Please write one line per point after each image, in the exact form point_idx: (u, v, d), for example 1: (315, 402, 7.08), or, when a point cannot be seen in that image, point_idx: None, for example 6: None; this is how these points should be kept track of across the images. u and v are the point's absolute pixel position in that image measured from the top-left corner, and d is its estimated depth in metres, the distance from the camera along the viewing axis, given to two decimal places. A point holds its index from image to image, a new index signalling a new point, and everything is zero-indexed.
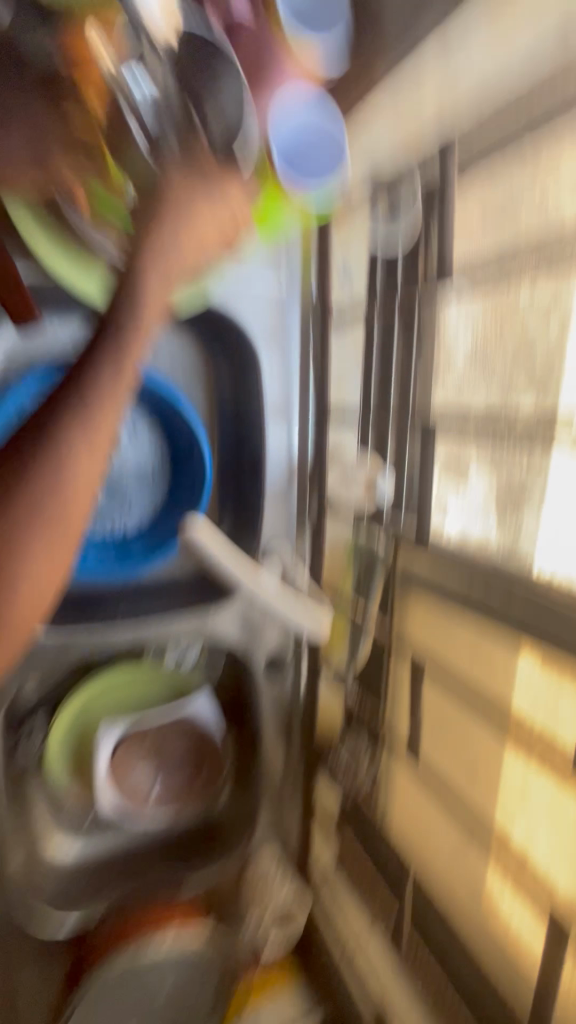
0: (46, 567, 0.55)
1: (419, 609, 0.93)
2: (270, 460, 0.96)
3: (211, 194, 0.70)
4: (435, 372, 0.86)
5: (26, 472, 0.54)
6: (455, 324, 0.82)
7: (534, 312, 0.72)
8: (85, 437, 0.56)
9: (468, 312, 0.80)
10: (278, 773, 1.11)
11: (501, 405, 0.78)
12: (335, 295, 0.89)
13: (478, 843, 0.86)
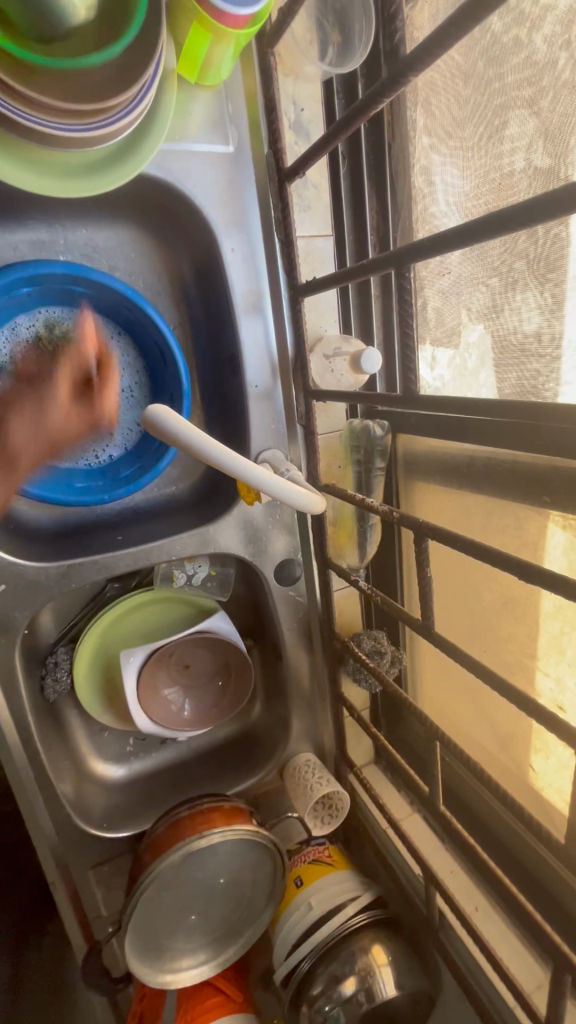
0: None
1: (426, 493, 0.88)
2: (248, 358, 0.85)
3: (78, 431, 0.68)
4: (416, 223, 0.77)
5: None
6: (431, 166, 0.72)
7: (520, 122, 0.60)
8: None
9: (444, 153, 0.70)
10: (306, 682, 1.10)
11: (498, 250, 0.71)
12: (290, 149, 0.77)
13: (510, 724, 0.84)
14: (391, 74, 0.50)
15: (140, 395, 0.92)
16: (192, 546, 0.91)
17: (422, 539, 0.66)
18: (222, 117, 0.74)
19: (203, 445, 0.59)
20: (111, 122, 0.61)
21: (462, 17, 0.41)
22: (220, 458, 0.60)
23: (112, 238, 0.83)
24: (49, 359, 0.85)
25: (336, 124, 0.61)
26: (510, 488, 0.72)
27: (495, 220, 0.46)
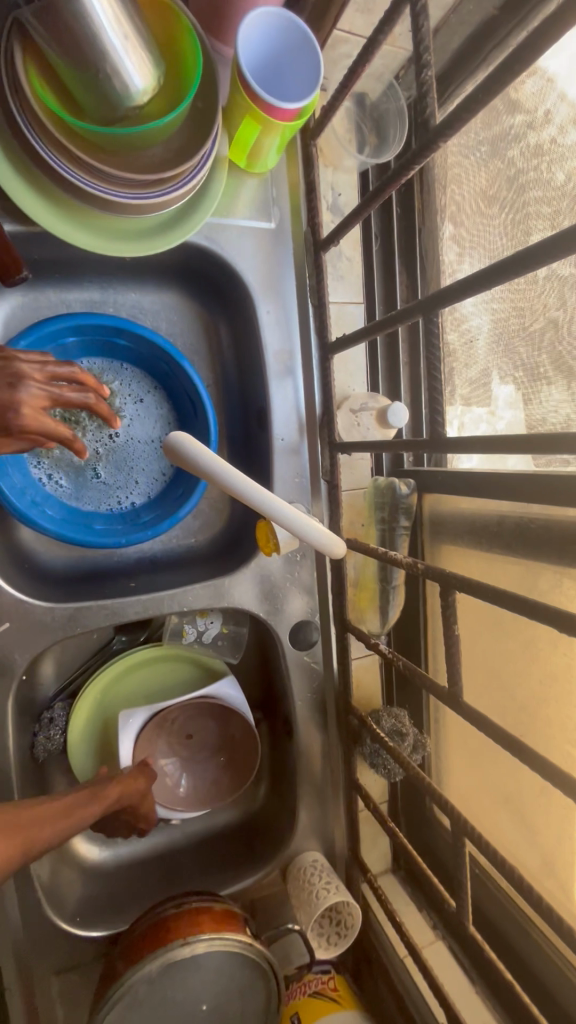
0: None
1: (453, 552, 0.84)
2: (276, 412, 0.86)
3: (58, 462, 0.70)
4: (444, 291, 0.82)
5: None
6: (461, 248, 0.79)
7: (549, 203, 0.66)
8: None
9: (474, 233, 0.77)
10: (317, 764, 0.99)
11: (525, 315, 0.73)
12: (327, 224, 0.83)
13: (555, 825, 0.72)
14: (420, 150, 0.53)
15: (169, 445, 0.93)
16: (205, 598, 0.87)
17: (450, 593, 0.61)
18: (266, 200, 0.82)
19: (219, 470, 0.57)
20: (166, 191, 0.67)
21: (493, 78, 0.45)
22: (235, 484, 0.58)
23: (159, 301, 0.90)
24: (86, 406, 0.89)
25: (369, 193, 0.65)
26: (543, 545, 0.68)
27: (520, 264, 0.47)
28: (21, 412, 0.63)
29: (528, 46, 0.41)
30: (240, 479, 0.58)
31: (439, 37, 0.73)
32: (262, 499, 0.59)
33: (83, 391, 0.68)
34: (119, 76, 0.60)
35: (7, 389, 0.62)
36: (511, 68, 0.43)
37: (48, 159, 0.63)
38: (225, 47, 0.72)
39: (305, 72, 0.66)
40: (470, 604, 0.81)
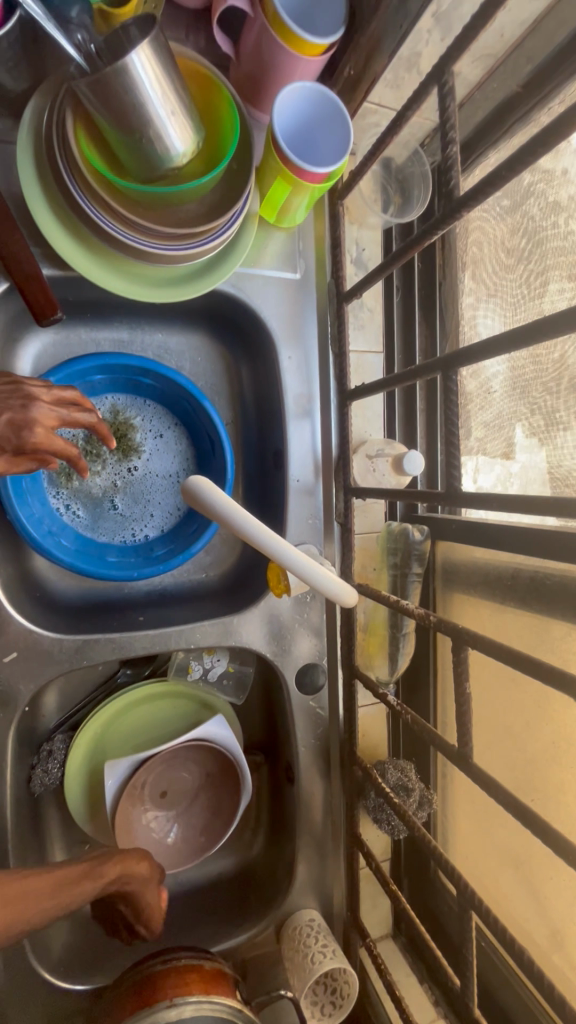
0: None
1: (465, 603, 0.82)
2: (293, 455, 0.88)
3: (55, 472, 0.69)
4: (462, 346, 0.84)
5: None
6: (478, 303, 0.81)
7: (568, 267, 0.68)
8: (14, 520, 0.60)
9: (494, 291, 0.79)
10: (317, 816, 0.96)
11: (543, 372, 0.74)
12: (350, 277, 0.86)
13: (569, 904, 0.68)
14: (445, 216, 0.56)
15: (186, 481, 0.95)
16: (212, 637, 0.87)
17: (462, 648, 0.60)
18: (293, 253, 0.86)
19: (236, 516, 0.57)
20: (198, 244, 0.71)
21: (516, 156, 0.46)
22: (250, 530, 0.58)
23: (185, 343, 0.93)
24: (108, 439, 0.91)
25: (392, 253, 0.68)
26: (559, 602, 0.67)
27: (537, 331, 0.48)
28: (34, 429, 0.64)
29: (550, 131, 0.43)
30: (256, 526, 0.58)
31: (465, 111, 0.76)
32: (276, 545, 0.59)
33: (86, 410, 0.69)
34: (161, 140, 0.63)
35: (20, 407, 0.64)
36: (534, 146, 0.45)
37: (91, 213, 0.67)
38: (260, 113, 0.77)
39: (337, 139, 0.70)
40: (482, 662, 0.79)
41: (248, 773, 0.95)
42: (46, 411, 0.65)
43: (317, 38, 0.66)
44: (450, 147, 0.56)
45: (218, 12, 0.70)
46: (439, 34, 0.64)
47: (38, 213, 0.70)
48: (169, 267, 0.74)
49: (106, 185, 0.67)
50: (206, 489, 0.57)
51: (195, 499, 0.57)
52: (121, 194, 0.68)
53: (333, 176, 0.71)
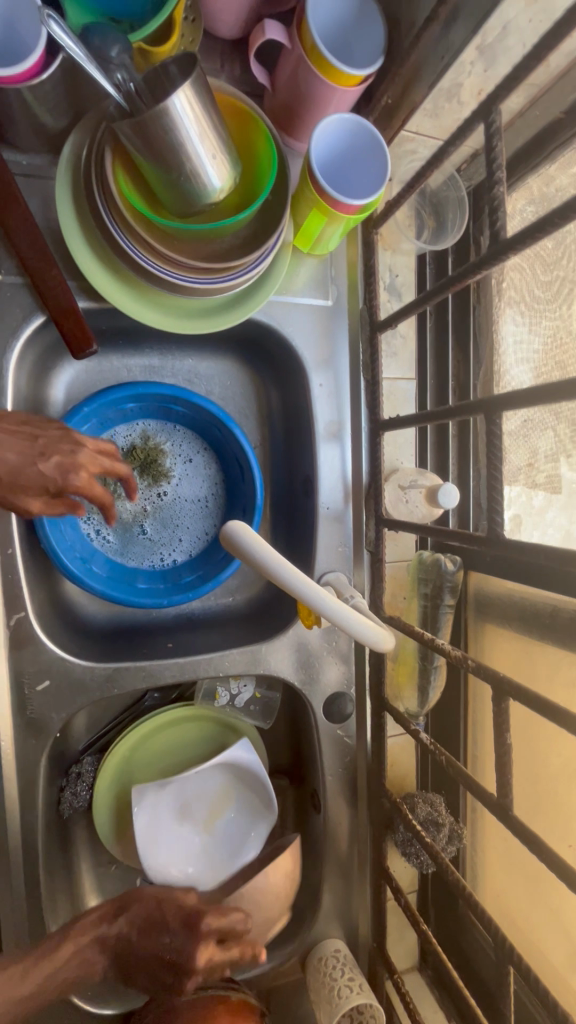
0: None
1: (499, 637, 0.81)
2: (323, 482, 0.87)
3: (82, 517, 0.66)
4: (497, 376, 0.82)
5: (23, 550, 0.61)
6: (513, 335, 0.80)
7: None
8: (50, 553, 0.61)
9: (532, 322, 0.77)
10: (344, 844, 0.95)
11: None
12: (384, 305, 0.85)
13: None
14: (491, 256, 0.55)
15: (217, 507, 0.95)
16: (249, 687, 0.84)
17: (503, 699, 0.58)
18: (326, 280, 0.85)
19: (270, 561, 0.57)
20: (232, 277, 0.70)
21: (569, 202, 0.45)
22: (284, 575, 0.57)
23: (215, 369, 0.93)
24: (139, 466, 0.91)
25: (426, 291, 0.69)
26: None
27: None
28: (79, 473, 0.64)
29: None
30: (292, 571, 0.58)
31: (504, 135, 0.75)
32: (309, 590, 0.58)
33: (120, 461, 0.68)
34: (197, 176, 0.63)
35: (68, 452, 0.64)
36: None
37: (129, 250, 0.67)
38: (295, 141, 0.76)
39: (375, 169, 0.69)
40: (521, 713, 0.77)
41: (272, 795, 0.96)
42: (90, 458, 0.65)
43: (354, 69, 0.65)
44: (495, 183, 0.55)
45: (255, 45, 0.69)
46: (482, 65, 0.63)
47: (76, 249, 0.70)
48: (201, 299, 0.74)
49: (142, 220, 0.67)
50: (242, 534, 0.57)
51: (231, 545, 0.57)
52: (157, 230, 0.69)
53: (370, 206, 0.70)
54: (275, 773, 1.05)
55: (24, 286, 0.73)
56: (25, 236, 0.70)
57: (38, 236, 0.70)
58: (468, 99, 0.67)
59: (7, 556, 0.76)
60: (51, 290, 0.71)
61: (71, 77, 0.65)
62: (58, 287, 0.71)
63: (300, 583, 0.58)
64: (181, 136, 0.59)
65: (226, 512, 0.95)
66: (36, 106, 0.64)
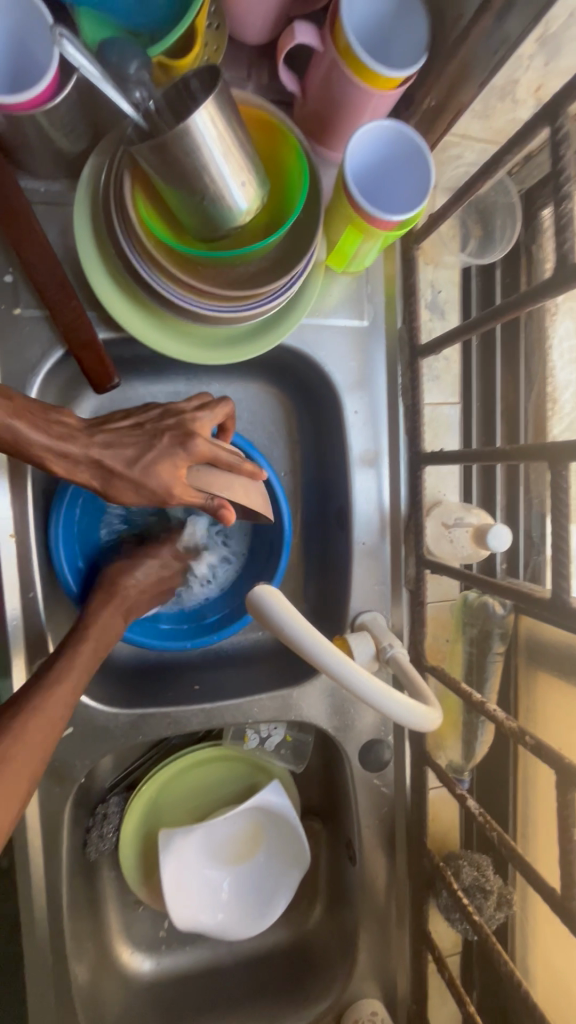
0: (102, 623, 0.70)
1: (555, 692, 0.73)
2: (358, 516, 0.81)
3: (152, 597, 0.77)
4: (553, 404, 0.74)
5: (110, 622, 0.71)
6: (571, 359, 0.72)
7: None
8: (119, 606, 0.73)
9: None
10: (381, 899, 0.89)
11: None
12: (425, 326, 0.78)
13: None
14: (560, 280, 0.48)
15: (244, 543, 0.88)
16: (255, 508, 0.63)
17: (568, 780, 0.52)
18: (361, 299, 0.79)
19: (298, 630, 0.51)
20: (260, 304, 0.65)
21: None
22: (313, 646, 0.52)
23: (243, 393, 0.88)
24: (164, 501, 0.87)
25: (476, 316, 0.62)
26: None
27: None
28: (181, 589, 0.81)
29: None
30: (324, 645, 0.53)
31: None
32: (339, 662, 0.53)
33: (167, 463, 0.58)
34: (222, 198, 0.58)
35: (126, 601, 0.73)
36: None
37: (150, 280, 0.63)
38: (327, 150, 0.70)
39: (418, 181, 0.62)
40: None
41: (304, 839, 0.91)
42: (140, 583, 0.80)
43: (394, 70, 0.58)
44: (565, 197, 0.49)
45: (285, 49, 0.63)
46: (542, 59, 0.56)
47: (95, 280, 0.67)
48: (227, 327, 0.69)
49: (163, 248, 0.63)
50: (268, 600, 0.52)
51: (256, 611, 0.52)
52: (180, 257, 0.64)
53: (410, 221, 0.63)
54: (308, 815, 0.99)
55: (43, 319, 0.70)
56: (43, 266, 0.66)
57: (57, 266, 0.66)
58: (523, 99, 0.60)
59: (28, 599, 0.73)
60: (68, 320, 0.67)
61: (88, 97, 0.60)
62: (76, 316, 0.68)
63: (330, 654, 0.53)
64: (205, 157, 0.54)
65: (253, 551, 0.88)
66: (52, 130, 0.60)
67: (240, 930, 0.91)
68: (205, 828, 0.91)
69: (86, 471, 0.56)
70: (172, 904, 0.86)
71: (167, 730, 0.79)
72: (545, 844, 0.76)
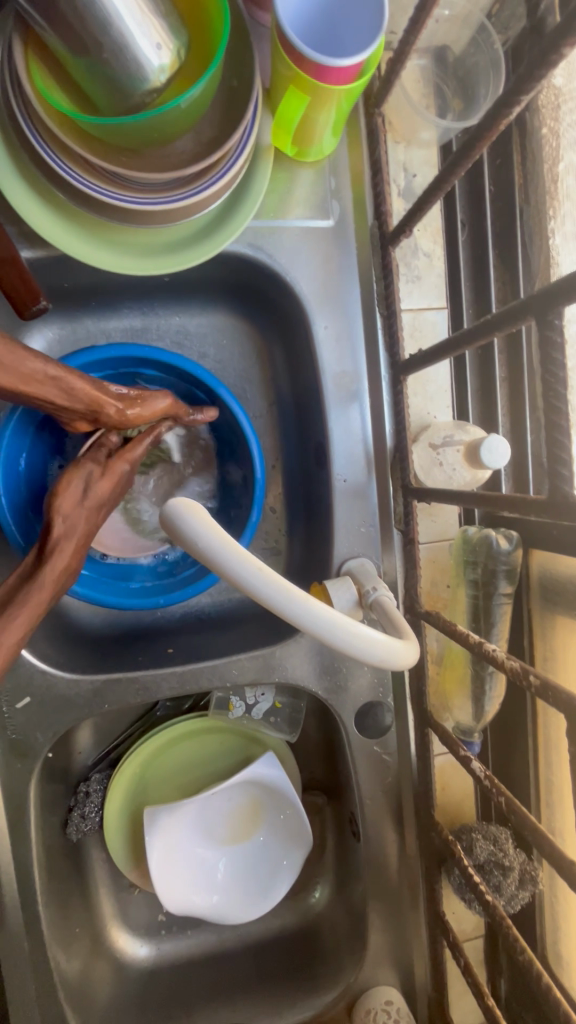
0: (78, 533, 0.60)
1: (573, 631, 0.63)
2: (337, 449, 0.70)
3: (112, 478, 0.63)
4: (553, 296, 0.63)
5: (86, 533, 0.61)
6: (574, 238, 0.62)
7: None
8: (96, 504, 0.61)
9: None
10: (393, 880, 0.80)
11: None
12: (398, 216, 0.68)
13: None
14: (542, 65, 0.37)
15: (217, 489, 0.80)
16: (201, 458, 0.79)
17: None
18: (324, 194, 0.67)
19: (223, 551, 0.42)
20: (191, 191, 0.55)
21: None
22: (254, 577, 0.42)
23: (205, 322, 0.78)
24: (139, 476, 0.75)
25: (450, 162, 0.51)
26: None
27: None
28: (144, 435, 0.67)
29: None
30: (267, 574, 0.43)
31: None
32: (265, 582, 0.42)
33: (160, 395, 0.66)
34: (126, 53, 0.48)
35: (108, 477, 0.62)
36: None
37: (59, 172, 0.53)
38: (264, 15, 0.59)
39: (373, 14, 0.51)
40: None
41: (302, 814, 0.83)
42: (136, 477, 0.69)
43: None
44: None
45: None
46: None
47: (5, 184, 0.57)
48: (159, 228, 0.60)
49: (71, 130, 0.53)
50: (187, 513, 0.43)
51: (173, 529, 0.43)
52: (95, 142, 0.54)
53: (367, 69, 0.54)
54: (310, 790, 0.91)
55: None
56: None
57: None
58: None
59: None
60: None
61: None
62: None
63: (262, 576, 0.43)
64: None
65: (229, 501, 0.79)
66: None
67: (238, 914, 0.83)
68: (193, 805, 0.83)
69: (108, 404, 0.61)
70: (158, 890, 0.79)
71: (136, 696, 0.71)
72: (569, 809, 0.66)
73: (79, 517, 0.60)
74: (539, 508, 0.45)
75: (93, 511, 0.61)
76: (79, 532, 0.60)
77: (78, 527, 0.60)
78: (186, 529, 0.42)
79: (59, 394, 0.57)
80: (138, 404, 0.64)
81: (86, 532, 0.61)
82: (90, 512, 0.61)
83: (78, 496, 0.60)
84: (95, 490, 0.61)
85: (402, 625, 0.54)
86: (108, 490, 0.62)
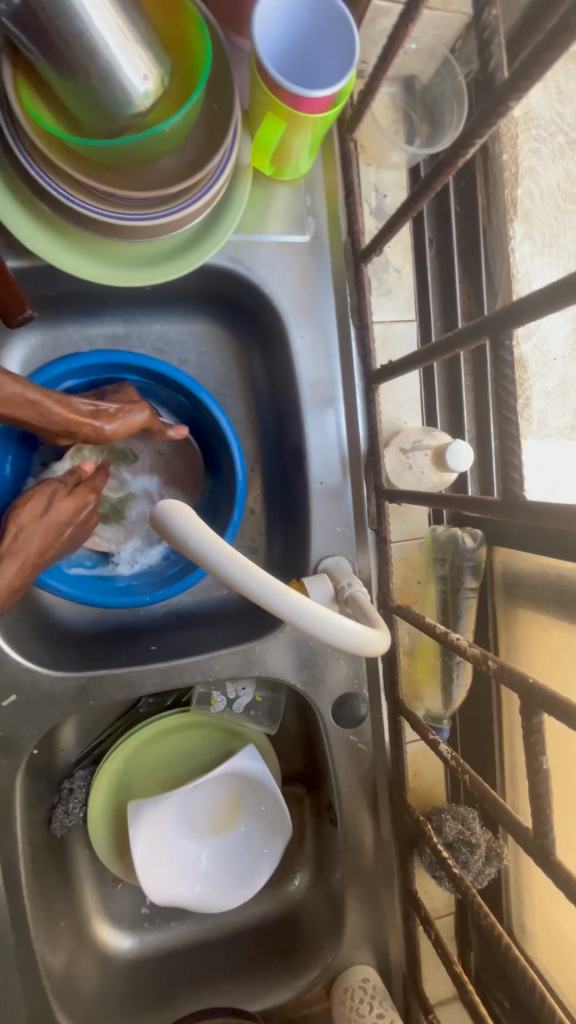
0: (34, 548, 0.63)
1: (532, 620, 0.68)
2: (313, 453, 0.74)
3: (71, 505, 0.65)
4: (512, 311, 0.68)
5: (42, 550, 0.63)
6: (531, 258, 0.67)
7: None
8: (53, 523, 0.64)
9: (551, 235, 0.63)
10: (369, 863, 0.84)
11: None
12: (370, 233, 0.72)
13: None
14: (495, 110, 0.42)
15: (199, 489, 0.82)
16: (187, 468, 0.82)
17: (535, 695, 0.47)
18: (300, 211, 0.70)
19: (209, 548, 0.45)
20: (174, 208, 0.58)
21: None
22: (238, 572, 0.46)
23: (186, 329, 0.81)
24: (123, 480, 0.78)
25: (417, 189, 0.55)
26: None
27: None
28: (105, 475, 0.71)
29: None
30: (250, 569, 0.46)
31: None
32: (249, 576, 0.45)
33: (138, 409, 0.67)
34: (113, 78, 0.51)
35: (70, 502, 0.65)
36: None
37: (47, 187, 0.55)
38: (243, 41, 0.62)
39: (346, 49, 0.55)
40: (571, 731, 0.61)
41: (281, 804, 0.86)
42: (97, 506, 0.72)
43: None
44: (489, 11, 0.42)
45: None
46: None
47: None
48: (142, 241, 0.62)
49: (59, 148, 0.56)
50: (175, 513, 0.46)
51: (162, 529, 0.46)
52: (83, 159, 0.57)
53: (341, 98, 0.57)
54: (289, 781, 0.94)
55: None
56: None
57: None
58: None
59: None
60: None
61: None
62: None
63: (245, 571, 0.46)
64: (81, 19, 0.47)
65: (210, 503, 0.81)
66: None
67: (221, 902, 0.86)
68: (175, 798, 0.86)
69: (86, 417, 0.63)
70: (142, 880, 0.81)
71: (121, 692, 0.73)
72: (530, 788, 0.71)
73: (35, 532, 0.62)
74: (497, 507, 0.49)
75: (51, 530, 0.64)
76: (35, 548, 0.63)
77: (36, 542, 0.63)
78: (175, 528, 0.45)
79: (36, 416, 0.60)
80: (115, 418, 0.65)
81: (43, 551, 0.64)
82: (47, 531, 0.63)
83: (37, 514, 0.63)
84: (54, 511, 0.64)
85: (374, 617, 0.58)
86: (66, 517, 0.65)
